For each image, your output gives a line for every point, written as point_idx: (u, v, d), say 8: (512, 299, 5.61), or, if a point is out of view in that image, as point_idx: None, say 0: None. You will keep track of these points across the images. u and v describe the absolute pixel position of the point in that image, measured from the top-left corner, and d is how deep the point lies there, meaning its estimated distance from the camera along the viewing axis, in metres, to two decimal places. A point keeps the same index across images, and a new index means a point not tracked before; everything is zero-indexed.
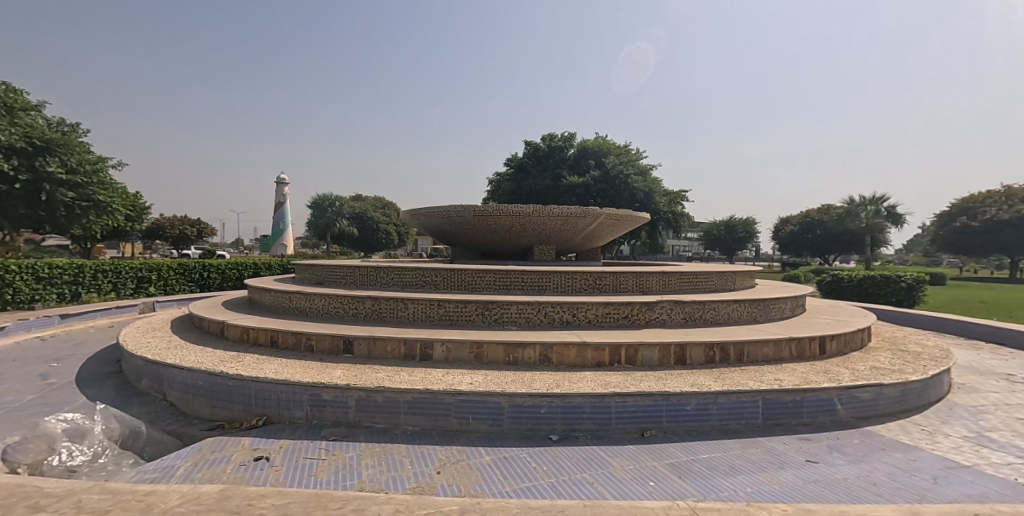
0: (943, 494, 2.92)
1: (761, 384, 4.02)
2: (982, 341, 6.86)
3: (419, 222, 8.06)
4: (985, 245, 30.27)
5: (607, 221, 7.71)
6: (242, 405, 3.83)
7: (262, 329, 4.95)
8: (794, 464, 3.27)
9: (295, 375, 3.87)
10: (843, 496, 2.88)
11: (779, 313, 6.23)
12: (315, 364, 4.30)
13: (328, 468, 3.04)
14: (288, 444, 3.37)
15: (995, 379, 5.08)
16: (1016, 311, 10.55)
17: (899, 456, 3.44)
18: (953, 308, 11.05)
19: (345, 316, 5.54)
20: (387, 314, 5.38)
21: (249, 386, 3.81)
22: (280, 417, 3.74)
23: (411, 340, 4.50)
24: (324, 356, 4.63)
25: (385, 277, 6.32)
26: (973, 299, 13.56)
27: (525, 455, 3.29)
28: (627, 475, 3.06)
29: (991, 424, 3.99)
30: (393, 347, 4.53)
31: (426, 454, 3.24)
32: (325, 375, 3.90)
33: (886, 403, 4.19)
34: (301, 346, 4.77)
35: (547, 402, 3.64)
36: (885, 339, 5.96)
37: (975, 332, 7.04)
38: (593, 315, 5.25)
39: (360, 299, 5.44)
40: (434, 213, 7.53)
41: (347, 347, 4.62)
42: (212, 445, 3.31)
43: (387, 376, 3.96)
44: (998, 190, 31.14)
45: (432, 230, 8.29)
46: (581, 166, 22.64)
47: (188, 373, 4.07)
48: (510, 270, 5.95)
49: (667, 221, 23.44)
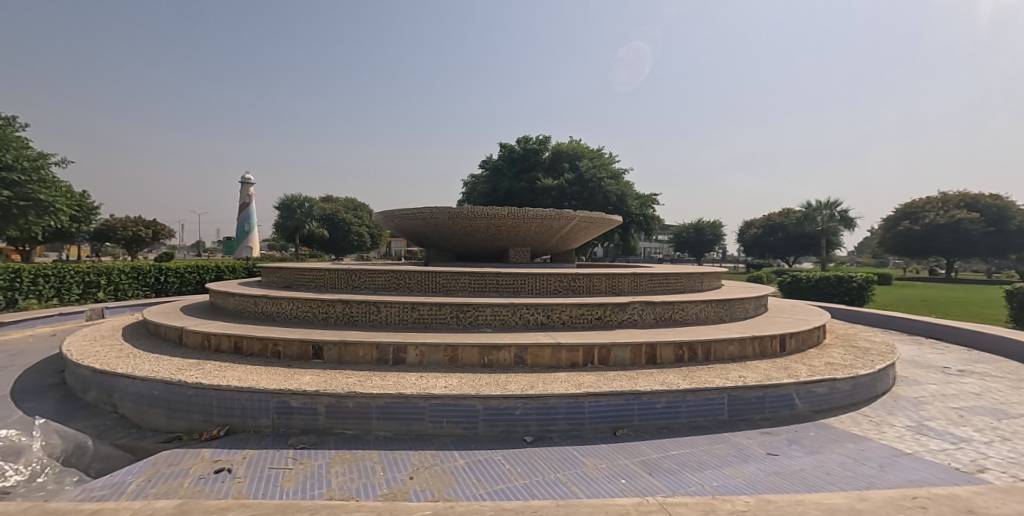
0: (888, 480, 3.15)
1: (726, 381, 4.23)
2: (922, 335, 7.33)
3: (392, 223, 8.06)
4: (925, 248, 32.02)
5: (581, 223, 7.88)
6: (202, 415, 3.79)
7: (224, 335, 4.89)
8: (757, 457, 3.47)
9: (260, 382, 3.86)
10: (801, 486, 3.07)
11: (743, 312, 6.52)
12: (283, 370, 4.29)
13: (296, 477, 3.06)
14: (252, 454, 3.36)
15: (933, 371, 5.44)
16: (953, 308, 11.28)
17: (851, 446, 3.68)
18: (898, 306, 11.76)
19: (315, 321, 5.50)
20: (360, 319, 5.37)
21: (210, 395, 3.78)
22: (244, 426, 3.72)
23: (384, 345, 4.52)
24: (292, 361, 4.62)
25: (357, 280, 6.31)
26: (916, 297, 14.44)
27: (499, 457, 3.38)
28: (599, 473, 3.18)
29: (930, 413, 4.28)
30: (367, 353, 4.54)
31: (399, 459, 3.30)
32: (293, 382, 3.90)
33: (840, 397, 4.48)
34: (268, 352, 4.74)
35: (522, 403, 3.74)
36: (838, 335, 6.32)
37: (917, 328, 7.49)
38: (567, 316, 5.39)
39: (331, 303, 5.41)
40: (407, 214, 7.54)
41: (316, 352, 4.63)
42: (168, 458, 3.29)
43: (358, 380, 3.99)
44: (936, 198, 33.41)
45: (405, 232, 8.29)
46: (556, 169, 23.00)
47: (143, 383, 4.00)
48: (485, 271, 6.03)
49: (640, 224, 24.01)
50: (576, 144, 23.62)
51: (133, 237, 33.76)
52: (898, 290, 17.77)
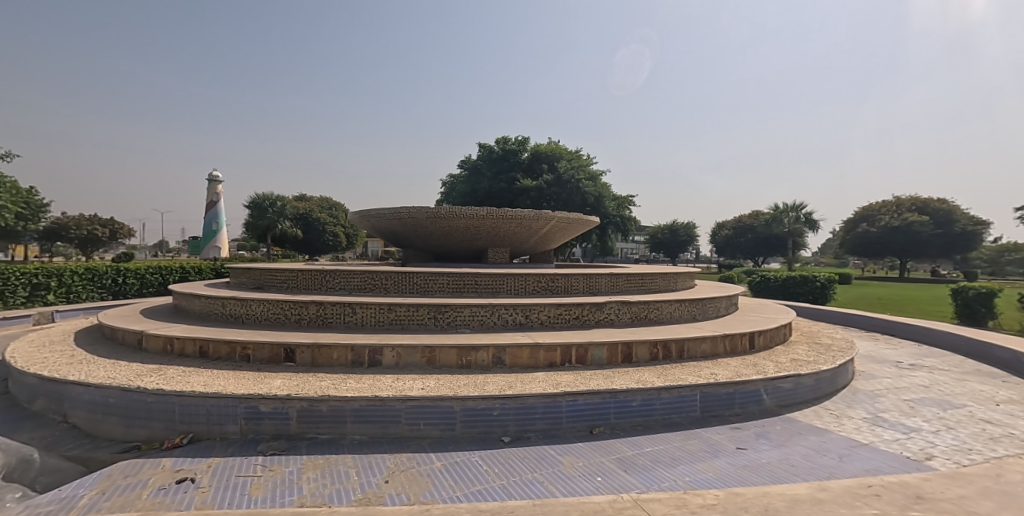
0: (847, 470, 3.33)
1: (699, 379, 4.37)
2: (877, 331, 7.70)
3: (369, 223, 8.01)
4: (881, 250, 33.40)
5: (560, 225, 7.99)
6: (163, 423, 3.72)
7: (190, 339, 4.80)
8: (727, 452, 3.61)
9: (227, 387, 3.81)
10: (767, 478, 3.22)
11: (715, 311, 6.73)
12: (253, 374, 4.24)
13: (264, 485, 3.04)
14: (217, 462, 3.32)
15: (888, 365, 5.74)
16: (908, 306, 11.87)
17: (813, 439, 3.86)
18: (858, 305, 12.31)
19: (288, 323, 5.44)
20: (335, 321, 5.34)
21: (172, 402, 3.72)
22: (209, 434, 3.68)
23: (359, 347, 4.51)
24: (263, 365, 4.57)
25: (332, 281, 6.26)
26: (873, 296, 15.14)
27: (477, 458, 3.43)
28: (576, 472, 3.26)
29: (885, 405, 4.52)
30: (342, 355, 4.53)
31: (374, 463, 3.32)
32: (263, 386, 3.88)
33: (805, 391, 4.68)
34: (236, 355, 4.69)
35: (500, 404, 3.80)
36: (802, 332, 6.58)
37: (872, 324, 7.88)
38: (545, 316, 5.47)
39: (304, 305, 5.35)
40: (384, 214, 7.51)
41: (288, 355, 4.59)
42: (124, 470, 3.21)
43: (332, 384, 3.99)
44: (890, 203, 35.10)
45: (382, 232, 8.25)
46: (535, 170, 23.12)
47: (97, 390, 3.91)
48: (462, 272, 6.05)
49: (617, 225, 24.34)
50: (555, 145, 23.82)
51: (88, 236, 32.62)
52: (859, 289, 18.54)
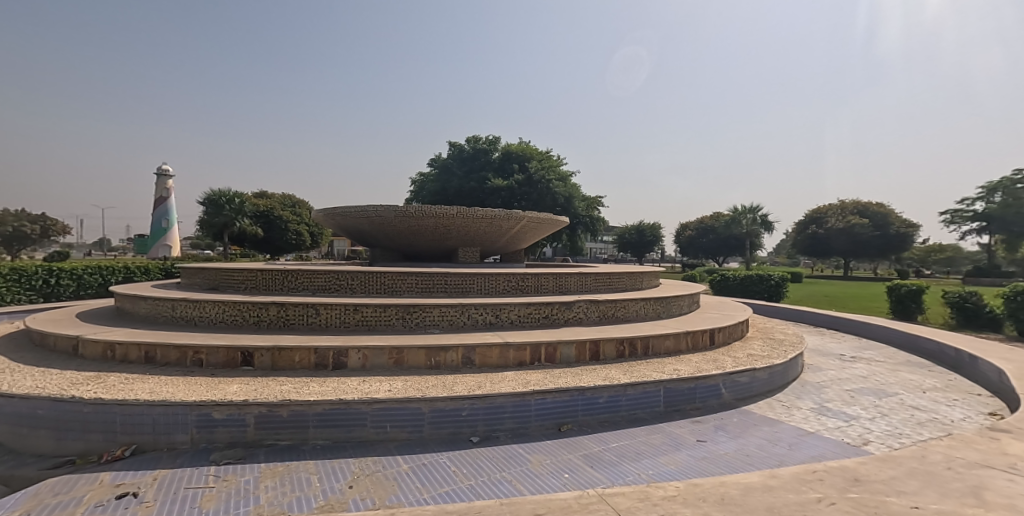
0: (796, 457, 3.56)
1: (663, 375, 4.55)
2: (823, 326, 8.17)
3: (334, 222, 7.91)
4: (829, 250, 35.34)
5: (530, 224, 8.11)
6: (101, 434, 3.55)
7: (133, 345, 4.63)
8: (688, 445, 3.78)
9: (176, 395, 3.70)
10: (725, 468, 3.40)
11: (678, 309, 6.98)
12: (206, 380, 4.15)
13: (217, 495, 2.93)
14: (163, 474, 3.17)
15: (833, 358, 6.11)
16: (853, 303, 12.64)
17: (766, 429, 4.09)
18: (807, 302, 13.00)
19: (245, 326, 5.32)
20: (297, 323, 5.24)
21: (114, 412, 3.56)
22: (155, 444, 3.54)
23: (323, 349, 4.49)
24: (217, 369, 4.46)
25: (294, 281, 6.07)
26: (820, 293, 16.04)
27: (445, 459, 3.47)
28: (544, 469, 3.34)
29: (830, 395, 4.82)
30: (305, 358, 4.51)
31: (337, 468, 3.30)
32: (218, 392, 3.81)
33: (760, 385, 4.94)
34: (187, 360, 4.55)
35: (468, 404, 3.86)
36: (758, 328, 6.91)
37: (819, 320, 8.35)
38: (515, 316, 5.56)
39: (264, 307, 5.25)
40: (350, 213, 7.44)
41: (246, 359, 4.50)
42: (56, 487, 3.00)
43: (293, 388, 3.96)
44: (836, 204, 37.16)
45: (348, 231, 8.15)
46: (506, 170, 23.10)
47: (24, 402, 3.67)
48: (431, 272, 6.03)
49: (586, 225, 24.71)
50: (525, 145, 23.98)
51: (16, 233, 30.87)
52: (809, 287, 19.56)
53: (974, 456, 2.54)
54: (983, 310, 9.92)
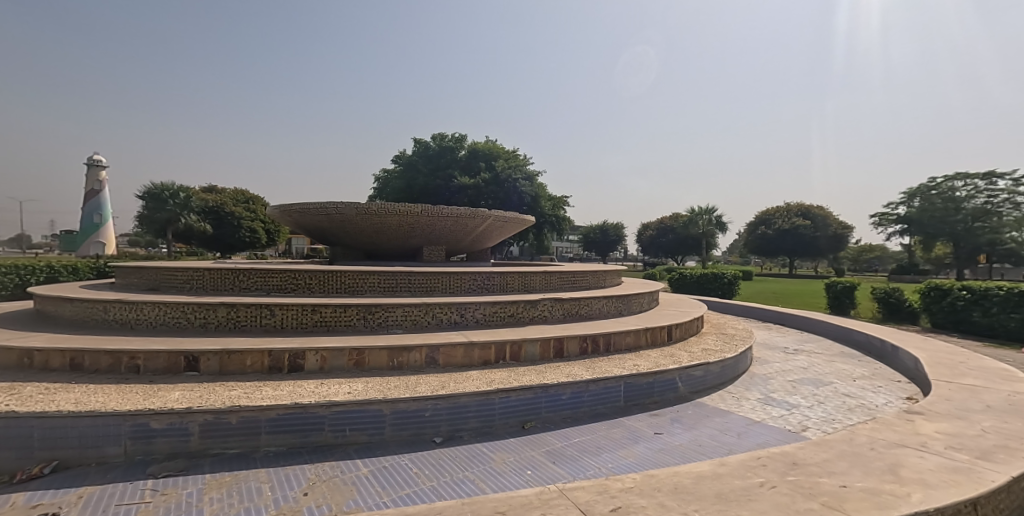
0: (743, 445, 3.78)
1: (623, 370, 4.72)
2: (770, 321, 8.64)
3: (293, 218, 7.72)
4: (777, 250, 37.26)
5: (496, 223, 8.15)
6: (15, 450, 3.10)
7: (56, 351, 4.24)
8: (646, 437, 3.94)
9: (108, 404, 3.36)
10: (679, 458, 3.57)
11: (639, 306, 7.21)
12: (143, 387, 3.87)
13: (156, 509, 2.71)
14: (90, 492, 2.89)
15: (779, 350, 6.49)
16: (798, 299, 13.44)
17: (718, 420, 4.31)
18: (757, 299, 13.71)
19: (191, 328, 5.07)
20: (249, 324, 5.09)
21: (30, 425, 3.13)
22: (81, 459, 3.19)
23: (278, 351, 4.40)
24: (157, 375, 4.21)
25: (246, 281, 5.89)
26: (769, 290, 16.96)
27: (406, 462, 3.45)
28: (506, 467, 3.40)
29: (775, 386, 5.12)
30: (257, 361, 4.38)
31: (292, 475, 3.17)
32: (157, 400, 3.52)
33: (712, 377, 5.19)
34: (122, 366, 4.25)
35: (431, 405, 3.87)
36: (712, 324, 7.24)
37: (767, 315, 8.82)
38: (480, 315, 5.62)
39: (212, 308, 5.05)
40: (309, 209, 7.28)
41: (190, 364, 4.28)
42: None
43: (244, 393, 3.79)
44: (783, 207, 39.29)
45: (307, 228, 7.98)
46: (472, 168, 23.15)
47: None
48: (395, 271, 6.04)
49: (553, 225, 24.97)
50: (492, 144, 24.04)
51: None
52: (760, 286, 20.60)
53: (892, 437, 2.79)
54: (903, 305, 10.96)
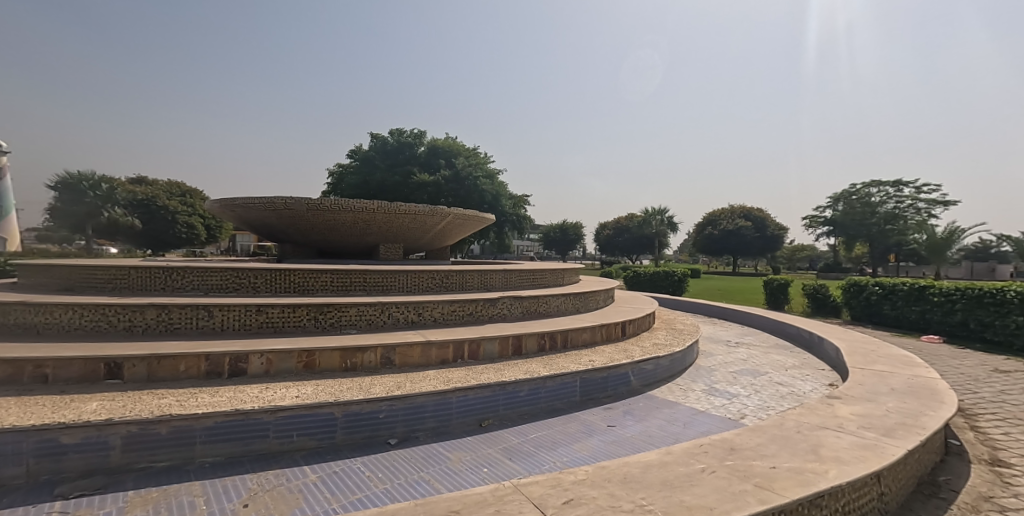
0: (688, 434, 4.01)
1: (579, 366, 4.88)
2: (715, 315, 9.11)
3: (236, 213, 7.37)
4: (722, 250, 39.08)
5: (456, 221, 8.20)
6: None
7: None
8: (600, 430, 4.11)
9: (6, 419, 2.84)
10: (630, 449, 3.74)
11: (595, 303, 7.42)
12: (53, 399, 3.29)
13: None
14: None
15: (722, 343, 6.89)
16: (739, 296, 14.29)
17: (666, 411, 4.54)
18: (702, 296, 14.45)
19: (115, 333, 4.49)
20: (183, 327, 4.59)
21: None
22: None
23: (217, 355, 3.91)
24: (70, 385, 3.61)
25: (181, 280, 5.51)
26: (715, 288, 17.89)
27: (358, 465, 3.24)
28: (463, 466, 3.31)
29: (718, 377, 5.43)
30: (192, 367, 3.88)
31: (230, 487, 2.84)
32: (70, 412, 3.01)
33: (662, 371, 5.45)
34: (29, 375, 3.60)
35: (387, 405, 3.68)
36: (662, 320, 7.56)
37: (712, 310, 9.28)
38: (438, 313, 5.57)
39: (139, 309, 4.50)
40: (254, 204, 6.96)
41: (112, 371, 3.71)
42: None
43: (177, 401, 3.34)
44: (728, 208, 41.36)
45: (252, 222, 7.65)
46: (431, 164, 23.00)
47: None
48: (349, 269, 5.92)
49: (513, 223, 25.17)
50: (452, 141, 23.95)
51: None
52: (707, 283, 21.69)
53: (815, 420, 3.06)
54: (826, 300, 11.99)
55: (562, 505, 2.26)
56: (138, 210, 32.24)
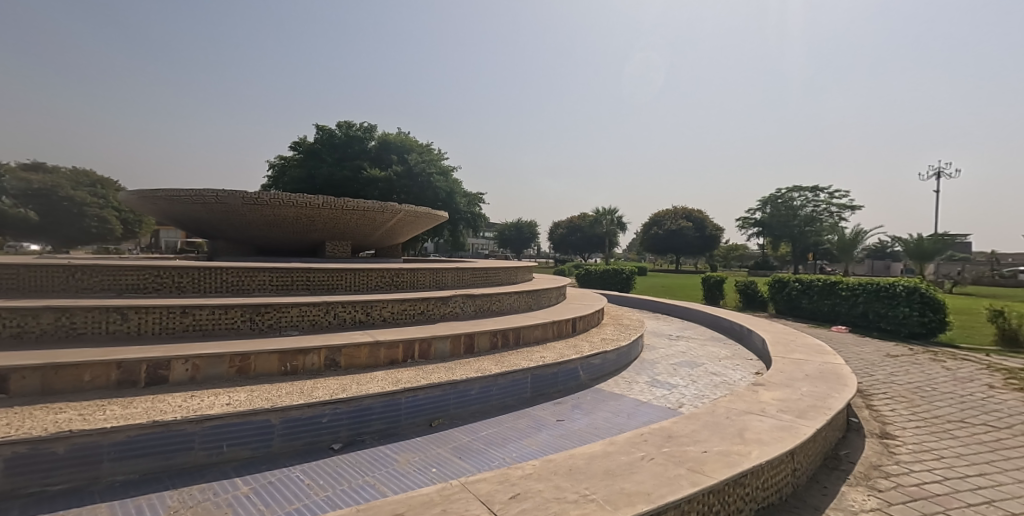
0: (632, 425, 4.21)
1: (530, 362, 4.99)
2: (659, 311, 9.54)
3: (161, 206, 6.92)
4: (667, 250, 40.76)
5: (406, 218, 8.13)
6: None
7: None
8: (549, 425, 4.23)
9: None
10: (577, 442, 3.89)
11: (547, 301, 7.59)
12: None
13: None
14: None
15: (665, 337, 7.24)
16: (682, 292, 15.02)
17: (613, 403, 4.74)
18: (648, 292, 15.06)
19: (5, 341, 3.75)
20: (91, 332, 4.02)
21: None
22: None
23: (130, 362, 3.50)
24: None
25: (84, 281, 4.65)
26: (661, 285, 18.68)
27: (296, 473, 3.08)
28: (410, 467, 3.28)
29: (661, 369, 5.70)
30: (99, 376, 3.42)
31: (147, 506, 2.59)
32: None
33: (609, 365, 5.67)
34: None
35: (330, 409, 3.54)
36: (611, 316, 7.83)
37: (656, 306, 9.70)
38: (388, 313, 5.44)
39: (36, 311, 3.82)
40: (180, 196, 6.57)
41: None
42: None
43: (79, 415, 2.94)
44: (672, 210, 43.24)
45: (180, 217, 7.21)
46: (383, 159, 22.58)
47: None
48: (290, 267, 5.56)
49: (467, 221, 25.15)
50: (405, 136, 23.60)
51: None
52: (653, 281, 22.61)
53: (742, 406, 3.30)
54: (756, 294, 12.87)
55: (508, 499, 2.32)
56: (30, 200, 27.49)
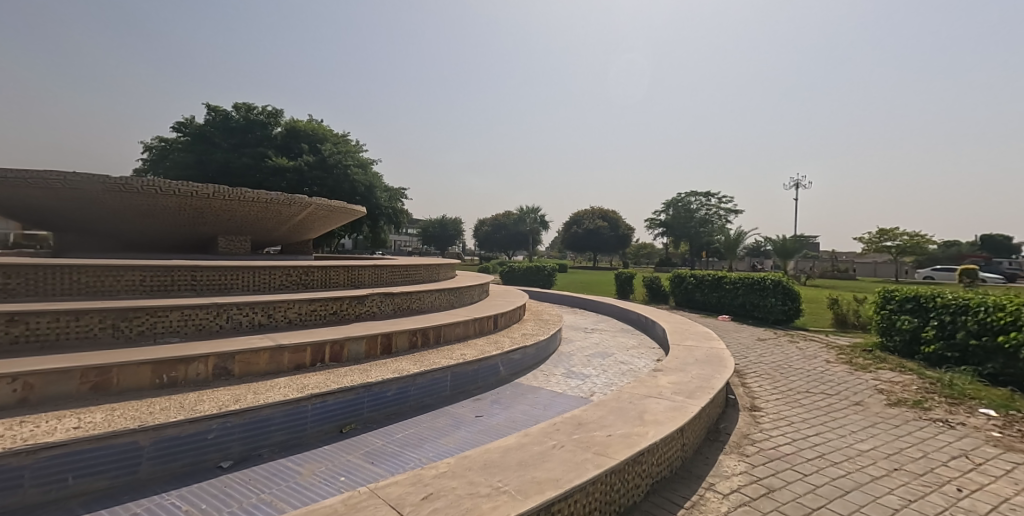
0: (547, 416, 4.42)
1: (451, 360, 5.05)
2: (575, 306, 9.97)
3: None
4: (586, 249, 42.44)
5: (319, 211, 7.80)
6: None
7: None
8: (467, 422, 4.32)
9: None
10: (495, 436, 4.02)
11: (469, 298, 7.67)
12: None
13: None
14: None
15: (581, 330, 7.62)
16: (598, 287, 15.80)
17: (531, 396, 4.94)
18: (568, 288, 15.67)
19: None
20: None
21: None
22: None
23: None
24: None
25: None
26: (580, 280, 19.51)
27: (171, 501, 2.77)
28: (314, 479, 3.16)
29: (575, 361, 6.00)
30: None
31: None
32: None
33: (528, 359, 5.87)
34: None
35: (218, 423, 3.26)
36: (531, 311, 8.09)
37: (574, 301, 10.13)
38: (295, 314, 5.18)
39: None
40: (11, 180, 5.40)
41: None
42: None
43: None
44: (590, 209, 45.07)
45: (13, 205, 5.97)
46: (292, 148, 21.46)
47: None
48: (172, 265, 4.94)
49: (389, 217, 24.53)
50: (318, 125, 22.55)
51: None
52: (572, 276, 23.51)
53: (642, 391, 3.60)
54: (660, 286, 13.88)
55: (420, 500, 2.37)
56: None
